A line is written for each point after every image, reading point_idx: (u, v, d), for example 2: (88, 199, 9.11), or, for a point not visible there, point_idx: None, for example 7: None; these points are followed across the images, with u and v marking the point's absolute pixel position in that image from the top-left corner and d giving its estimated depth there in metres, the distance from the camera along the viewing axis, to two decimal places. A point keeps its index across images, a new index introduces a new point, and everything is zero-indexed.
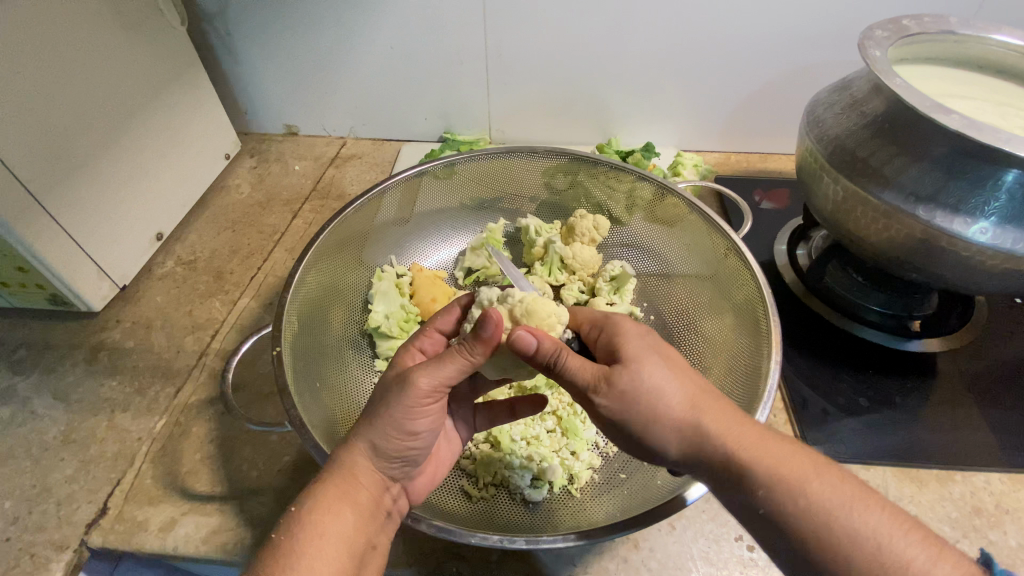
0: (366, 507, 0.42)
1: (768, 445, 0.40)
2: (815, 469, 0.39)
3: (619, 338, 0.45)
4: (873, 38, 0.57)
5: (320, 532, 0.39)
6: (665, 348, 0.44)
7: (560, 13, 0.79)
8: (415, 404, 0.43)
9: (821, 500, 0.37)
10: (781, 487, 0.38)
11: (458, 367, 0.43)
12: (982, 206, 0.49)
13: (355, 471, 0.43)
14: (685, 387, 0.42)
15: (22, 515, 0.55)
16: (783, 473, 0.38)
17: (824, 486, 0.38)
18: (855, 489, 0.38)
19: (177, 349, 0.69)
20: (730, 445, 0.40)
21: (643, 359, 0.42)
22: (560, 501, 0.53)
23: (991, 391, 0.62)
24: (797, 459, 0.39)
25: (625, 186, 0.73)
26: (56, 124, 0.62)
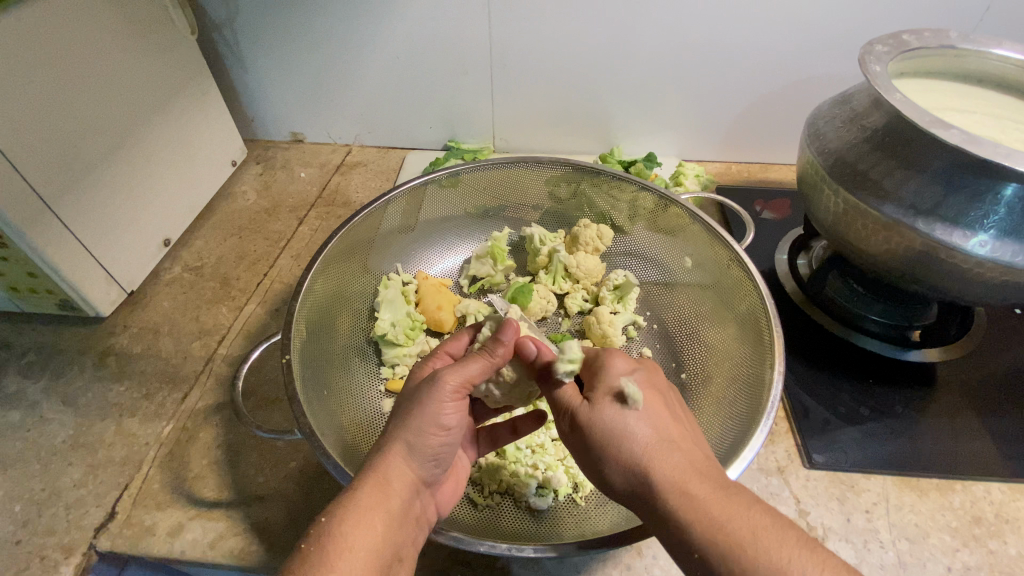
0: (397, 516, 0.42)
1: (718, 498, 0.38)
2: (763, 531, 0.36)
3: (608, 371, 0.46)
4: (873, 53, 0.58)
5: (352, 542, 0.39)
6: (649, 387, 0.45)
7: (564, 24, 0.80)
8: (444, 406, 0.45)
9: (756, 564, 0.35)
10: (716, 544, 0.36)
11: (485, 365, 0.47)
12: (982, 219, 0.50)
13: (386, 480, 0.43)
14: (649, 427, 0.42)
15: (32, 518, 0.56)
16: (724, 531, 0.36)
17: (765, 550, 0.35)
18: (800, 562, 0.35)
19: (184, 355, 0.70)
20: (677, 491, 0.39)
21: (617, 397, 0.43)
22: (565, 509, 0.54)
23: (990, 400, 0.62)
24: (746, 518, 0.37)
25: (627, 196, 0.74)
26: (68, 130, 0.63)
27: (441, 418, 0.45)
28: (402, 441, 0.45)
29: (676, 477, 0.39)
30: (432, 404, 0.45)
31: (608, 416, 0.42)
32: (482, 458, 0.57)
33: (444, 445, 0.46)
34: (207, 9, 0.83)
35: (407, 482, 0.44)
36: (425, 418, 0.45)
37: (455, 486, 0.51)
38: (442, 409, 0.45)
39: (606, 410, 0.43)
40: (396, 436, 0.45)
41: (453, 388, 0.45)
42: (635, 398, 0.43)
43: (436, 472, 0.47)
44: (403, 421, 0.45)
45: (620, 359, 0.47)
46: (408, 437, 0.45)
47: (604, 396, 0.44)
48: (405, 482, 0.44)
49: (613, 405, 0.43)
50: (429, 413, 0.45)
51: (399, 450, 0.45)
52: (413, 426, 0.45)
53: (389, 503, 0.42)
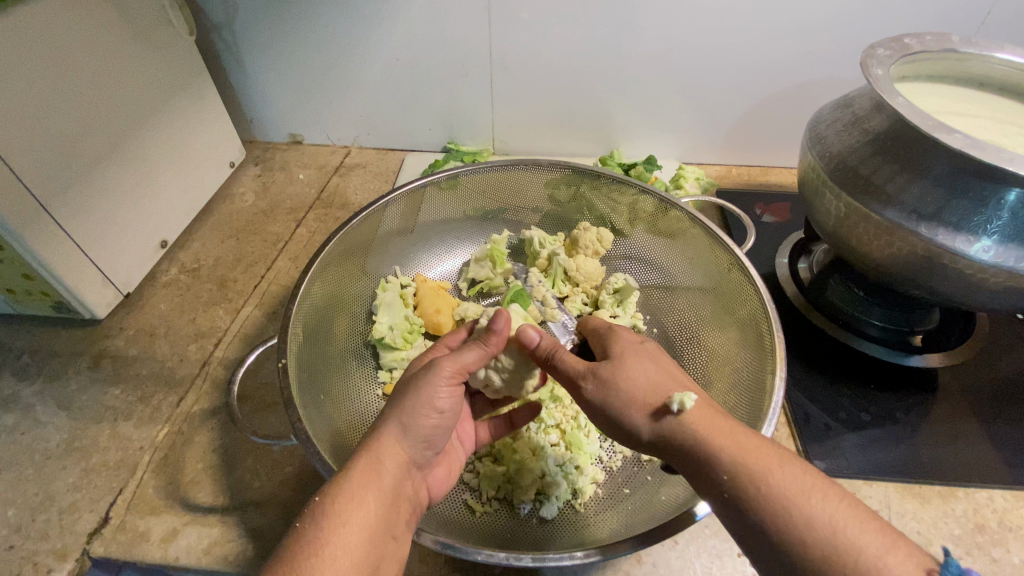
0: (390, 495, 0.42)
1: (739, 434, 0.41)
2: (783, 459, 0.39)
3: (617, 340, 0.49)
4: (875, 56, 0.58)
5: (343, 520, 0.39)
6: (659, 351, 0.48)
7: (565, 26, 0.80)
8: (438, 389, 0.46)
9: (783, 484, 0.37)
10: (746, 470, 0.38)
11: (480, 355, 0.48)
12: (984, 225, 0.49)
13: (379, 459, 0.43)
14: (664, 378, 0.45)
15: (25, 523, 0.55)
16: (750, 458, 0.39)
17: (789, 474, 0.38)
18: (820, 485, 0.37)
19: (180, 358, 0.69)
20: (705, 429, 0.41)
21: (636, 356, 0.46)
22: (564, 515, 0.53)
23: (992, 406, 0.62)
24: (767, 450, 0.40)
25: (627, 199, 0.74)
26: (65, 130, 0.63)
27: (434, 400, 0.45)
28: (396, 421, 0.45)
29: (701, 419, 0.42)
30: (426, 387, 0.46)
31: (631, 370, 0.45)
32: (480, 463, 0.56)
33: (438, 428, 0.46)
34: (206, 10, 0.83)
35: (400, 462, 0.44)
36: (418, 401, 0.45)
37: (449, 471, 0.51)
38: (437, 392, 0.46)
39: (628, 365, 0.45)
40: (390, 418, 0.45)
41: (448, 373, 0.46)
42: (650, 356, 0.47)
43: (429, 454, 0.47)
44: (396, 405, 0.46)
45: (624, 331, 0.50)
46: (402, 418, 0.45)
47: (622, 356, 0.47)
48: (398, 462, 0.44)
49: (634, 362, 0.46)
50: (423, 395, 0.45)
51: (393, 431, 0.45)
52: (408, 408, 0.45)
53: (382, 481, 0.42)
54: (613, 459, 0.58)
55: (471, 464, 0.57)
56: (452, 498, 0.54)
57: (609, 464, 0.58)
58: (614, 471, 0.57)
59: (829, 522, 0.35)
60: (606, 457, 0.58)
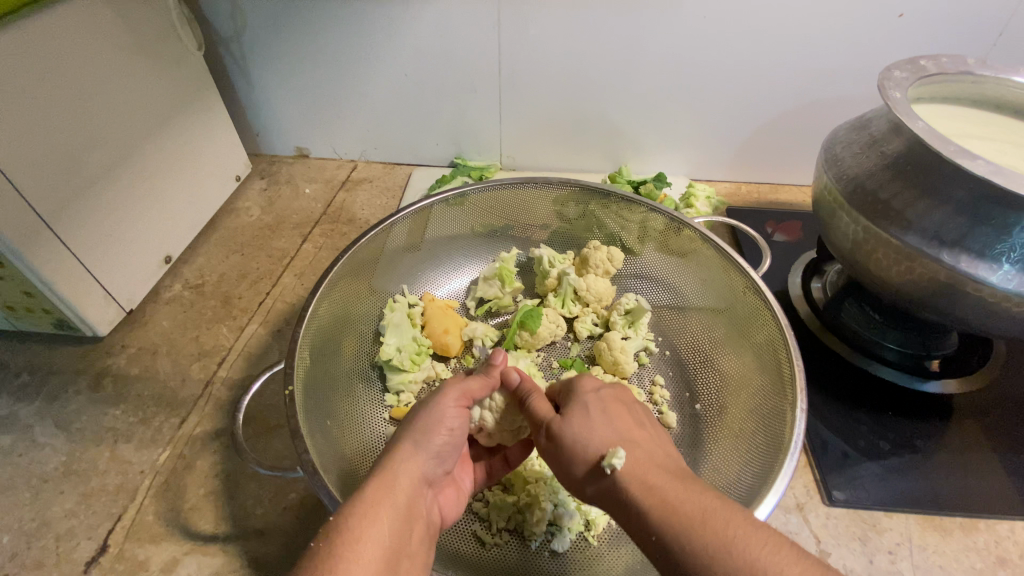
0: (404, 512, 0.40)
1: (671, 485, 0.39)
2: (714, 507, 0.37)
3: (578, 390, 0.49)
4: (892, 79, 0.57)
5: (359, 536, 0.37)
6: (614, 401, 0.48)
7: (574, 44, 0.80)
8: (449, 409, 0.47)
9: (708, 535, 0.35)
10: (670, 524, 0.37)
11: (484, 384, 0.50)
12: (1007, 252, 0.48)
13: (393, 476, 0.42)
14: (611, 432, 0.44)
15: (21, 550, 0.54)
16: (676, 510, 0.37)
17: (716, 525, 0.36)
18: (745, 533, 0.35)
19: (183, 378, 0.68)
20: (636, 483, 0.40)
21: (586, 408, 0.47)
22: (577, 550, 0.52)
23: (1013, 435, 0.61)
24: (695, 498, 0.38)
25: (637, 217, 0.73)
26: (68, 145, 0.62)
27: (445, 419, 0.47)
28: (410, 438, 0.45)
29: (629, 474, 0.41)
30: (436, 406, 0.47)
31: (576, 426, 0.45)
32: (488, 492, 0.55)
33: (449, 445, 0.47)
34: (214, 24, 0.82)
35: (414, 480, 0.43)
36: (429, 420, 0.46)
37: (456, 497, 0.49)
38: (446, 411, 0.47)
39: (575, 419, 0.46)
40: (404, 436, 0.45)
41: (456, 397, 0.48)
42: (602, 408, 0.47)
43: (439, 473, 0.46)
44: (409, 424, 0.46)
45: (587, 378, 0.51)
46: (416, 434, 0.45)
47: (576, 407, 0.47)
48: (412, 480, 0.43)
49: (582, 416, 0.46)
50: (433, 415, 0.46)
51: (406, 450, 0.44)
52: (421, 425, 0.46)
53: (396, 498, 0.41)
54: None
55: (479, 492, 0.55)
56: (460, 529, 0.53)
57: None
58: None
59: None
60: None
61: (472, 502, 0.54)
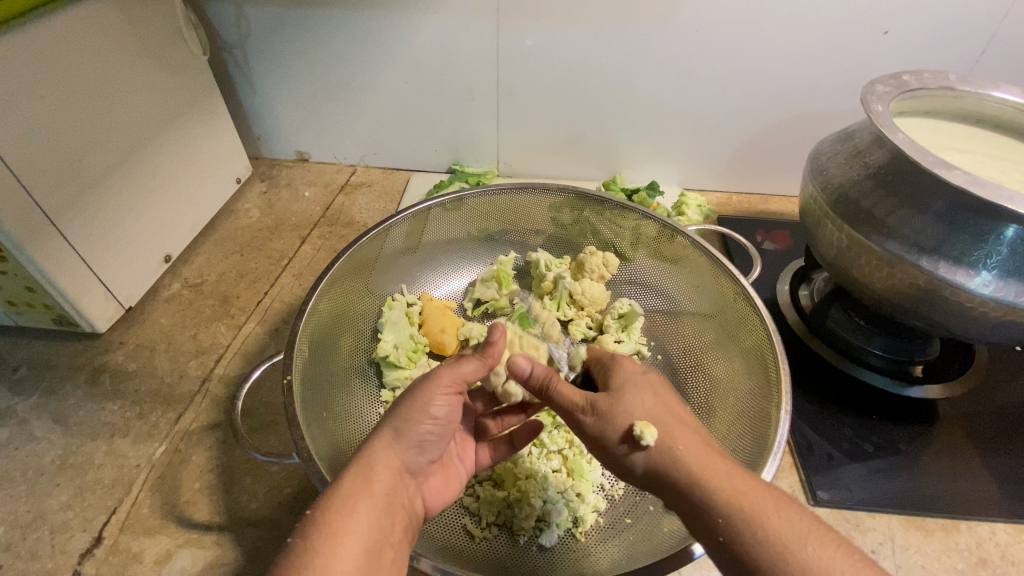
0: (382, 500, 0.41)
1: (736, 474, 0.40)
2: (782, 504, 0.37)
3: (623, 370, 0.49)
4: (874, 93, 0.59)
5: (335, 529, 0.38)
6: (662, 386, 0.48)
7: (573, 53, 0.82)
8: (434, 397, 0.46)
9: (782, 522, 0.36)
10: (744, 509, 0.37)
11: (479, 367, 0.49)
12: (984, 259, 0.50)
13: (369, 465, 0.43)
14: (666, 415, 0.44)
15: (16, 541, 0.54)
16: (750, 495, 0.38)
17: (787, 512, 0.37)
18: (814, 530, 0.36)
19: (180, 374, 0.69)
20: (704, 466, 0.40)
21: (640, 390, 0.46)
22: (566, 545, 0.53)
23: (992, 439, 0.62)
24: (764, 489, 0.38)
25: (630, 224, 0.75)
26: (75, 143, 0.63)
27: (430, 407, 0.45)
28: (384, 429, 0.45)
29: (693, 460, 0.41)
30: (422, 395, 0.46)
31: (630, 403, 0.44)
32: (478, 487, 0.56)
33: (433, 433, 0.46)
34: (219, 30, 0.84)
35: (392, 470, 0.43)
36: (413, 407, 0.45)
37: (448, 482, 0.50)
38: (432, 399, 0.46)
39: (630, 395, 0.45)
40: (381, 427, 0.45)
41: (445, 385, 0.47)
42: (652, 388, 0.47)
43: (425, 461, 0.47)
44: (389, 415, 0.46)
45: (629, 361, 0.51)
46: (396, 425, 0.45)
47: (627, 388, 0.46)
48: (390, 469, 0.43)
49: (636, 396, 0.45)
50: (417, 403, 0.45)
51: (384, 440, 0.44)
52: (399, 417, 0.45)
53: (372, 487, 0.41)
54: (615, 487, 0.57)
55: (470, 488, 0.57)
56: (451, 522, 0.54)
57: (611, 493, 0.57)
58: (615, 499, 0.57)
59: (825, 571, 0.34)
60: (608, 484, 0.58)
61: (463, 497, 0.56)
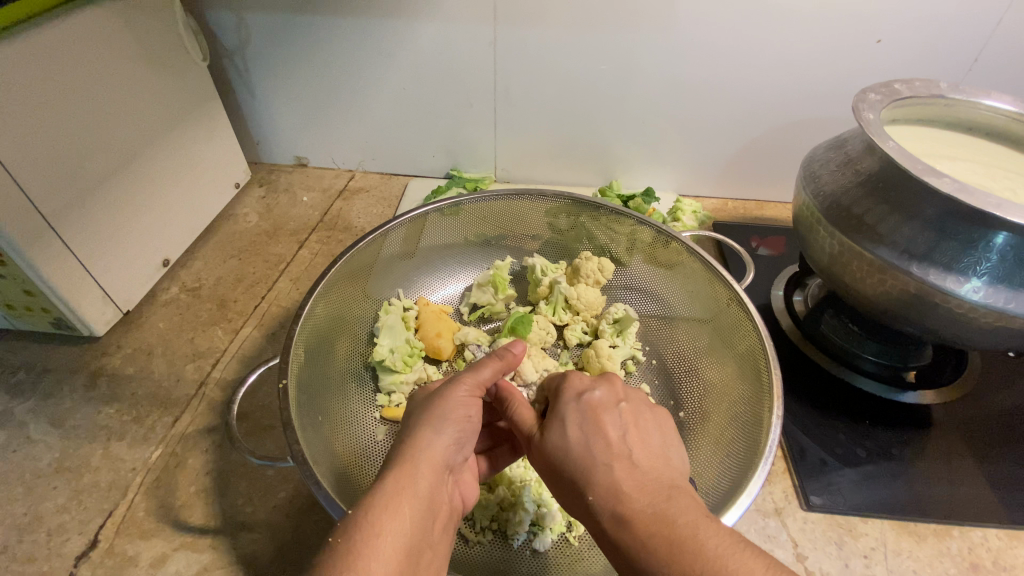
0: (426, 500, 0.40)
1: (646, 510, 0.38)
2: (684, 539, 0.36)
3: (562, 394, 0.47)
4: (866, 101, 0.60)
5: (377, 531, 0.37)
6: (595, 408, 0.45)
7: (569, 61, 0.83)
8: (462, 397, 0.47)
9: (680, 569, 0.35)
10: (643, 557, 0.37)
11: (496, 370, 0.50)
12: (974, 266, 0.50)
13: (414, 464, 0.42)
14: (587, 449, 0.43)
15: (11, 544, 0.54)
16: (652, 543, 0.37)
17: (688, 557, 0.35)
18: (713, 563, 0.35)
19: (177, 378, 0.69)
20: (614, 511, 0.39)
21: (568, 422, 0.45)
22: (559, 550, 0.53)
23: (986, 445, 0.62)
24: (666, 529, 0.37)
25: (625, 230, 0.75)
26: (74, 147, 0.64)
27: (462, 407, 0.46)
28: (427, 427, 0.44)
29: (607, 501, 0.40)
30: (450, 396, 0.47)
31: (555, 442, 0.44)
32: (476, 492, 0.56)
33: (467, 431, 0.46)
34: (219, 36, 0.85)
35: (434, 469, 0.42)
36: (448, 406, 0.46)
37: (473, 480, 0.50)
38: (461, 399, 0.47)
39: (556, 435, 0.45)
40: (420, 425, 0.45)
41: (470, 385, 0.48)
42: (581, 419, 0.45)
43: (459, 459, 0.46)
44: (425, 411, 0.46)
45: (574, 381, 0.48)
46: (435, 421, 0.45)
47: (555, 423, 0.45)
48: (434, 466, 0.42)
49: (560, 431, 0.45)
50: (450, 403, 0.46)
51: (427, 437, 0.44)
52: (438, 414, 0.45)
53: (418, 486, 0.40)
54: None
55: None
56: None
57: None
58: None
59: None
60: None
61: None
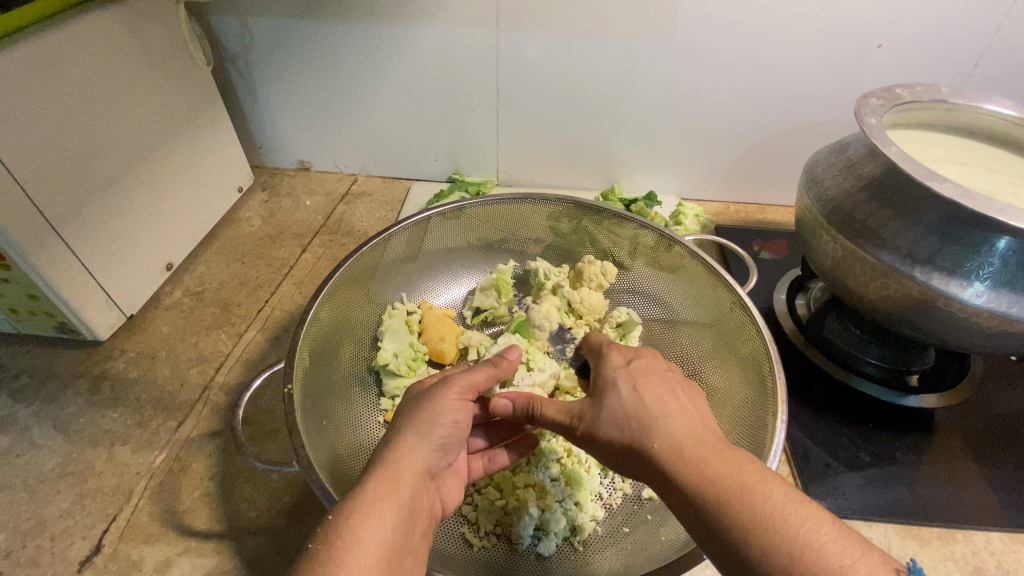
0: (408, 507, 0.40)
1: (712, 455, 0.38)
2: (751, 481, 0.36)
3: (609, 364, 0.48)
4: (868, 106, 0.60)
5: (358, 538, 0.37)
6: (645, 372, 0.46)
7: (571, 67, 0.83)
8: (450, 403, 0.47)
9: (748, 508, 0.35)
10: (706, 494, 0.36)
11: (490, 375, 0.50)
12: (976, 270, 0.51)
13: (396, 470, 0.41)
14: (643, 403, 0.43)
15: (15, 549, 0.54)
16: (720, 486, 0.36)
17: (755, 498, 0.35)
18: (784, 501, 0.35)
19: (181, 382, 0.69)
20: (675, 459, 0.39)
21: (621, 384, 0.45)
22: (563, 554, 0.53)
23: (989, 448, 0.62)
24: (733, 470, 0.37)
25: (627, 234, 0.75)
26: (77, 153, 0.64)
27: (448, 413, 0.46)
28: (410, 433, 0.44)
29: (668, 446, 0.39)
30: (437, 402, 0.46)
31: (609, 400, 0.44)
32: (478, 497, 0.56)
33: (452, 437, 0.46)
34: (222, 41, 0.85)
35: (417, 475, 0.42)
36: (430, 412, 0.46)
37: (457, 485, 0.50)
38: (449, 405, 0.46)
39: (609, 396, 0.45)
40: (405, 428, 0.45)
41: (460, 391, 0.48)
42: (633, 381, 0.45)
43: (443, 464, 0.47)
44: (410, 417, 0.46)
45: (617, 353, 0.50)
46: (420, 427, 0.45)
47: (608, 384, 0.46)
48: (417, 472, 0.42)
49: (615, 390, 0.45)
50: (436, 409, 0.46)
51: (411, 442, 0.44)
52: (423, 418, 0.45)
53: (400, 492, 0.40)
54: (612, 495, 0.58)
55: (469, 498, 0.57)
56: (449, 532, 0.54)
57: (608, 501, 0.58)
58: (612, 508, 0.57)
59: (790, 549, 0.33)
60: (606, 493, 0.58)
61: (460, 506, 0.56)
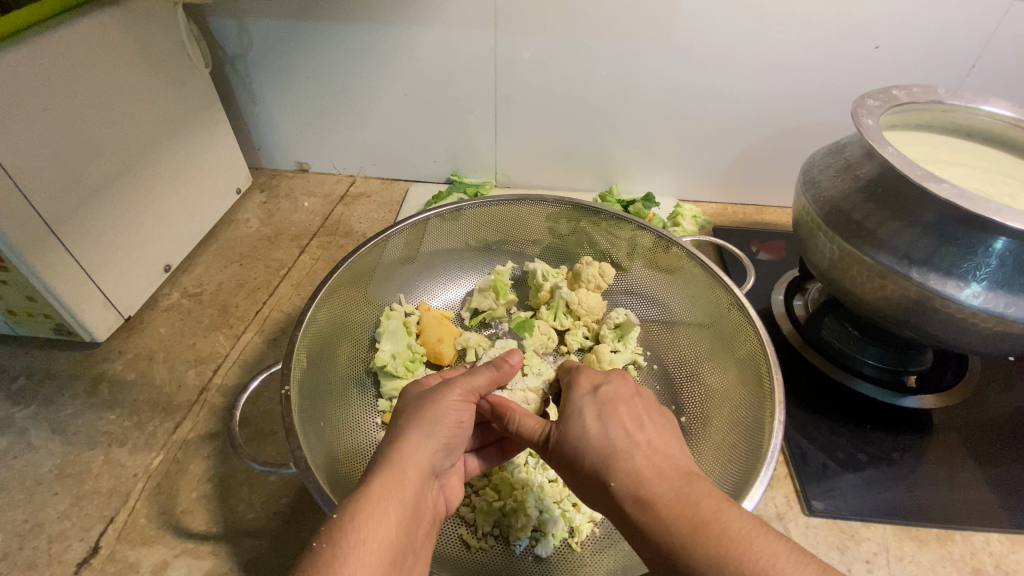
0: (412, 506, 0.40)
1: (667, 493, 0.38)
2: (706, 518, 0.36)
3: (577, 390, 0.48)
4: (865, 107, 0.60)
5: (363, 538, 0.37)
6: (611, 400, 0.46)
7: (569, 68, 0.83)
8: (454, 403, 0.47)
9: (702, 549, 0.35)
10: (663, 534, 0.36)
11: (491, 378, 0.51)
12: (973, 271, 0.51)
13: (401, 469, 0.41)
14: (603, 437, 0.43)
15: (12, 551, 0.54)
16: (674, 525, 0.36)
17: (709, 537, 0.35)
18: (735, 539, 0.35)
19: (179, 383, 0.69)
20: (635, 497, 0.39)
21: (586, 414, 0.45)
22: (560, 555, 0.53)
23: (987, 449, 0.62)
24: (687, 508, 0.37)
25: (625, 235, 0.75)
26: (75, 156, 0.64)
27: (451, 413, 0.46)
28: (415, 431, 0.44)
29: (626, 483, 0.40)
30: (442, 401, 0.46)
31: (572, 432, 0.44)
32: (476, 497, 0.56)
33: (455, 437, 0.47)
34: (221, 42, 0.85)
35: (421, 474, 0.42)
36: (434, 412, 0.46)
37: (458, 485, 0.50)
38: (452, 405, 0.46)
39: (573, 427, 0.45)
40: (410, 429, 0.44)
41: (463, 391, 0.48)
42: (598, 410, 0.45)
43: (446, 464, 0.47)
44: (414, 415, 0.45)
45: (586, 377, 0.50)
46: (423, 426, 0.45)
47: (573, 413, 0.46)
48: (421, 471, 0.43)
49: (579, 421, 0.45)
50: (439, 409, 0.46)
51: (416, 441, 0.44)
52: (427, 418, 0.45)
53: (403, 493, 0.40)
54: None
55: (467, 499, 0.57)
56: (447, 534, 0.54)
57: None
58: None
59: None
60: None
61: (459, 507, 0.56)
